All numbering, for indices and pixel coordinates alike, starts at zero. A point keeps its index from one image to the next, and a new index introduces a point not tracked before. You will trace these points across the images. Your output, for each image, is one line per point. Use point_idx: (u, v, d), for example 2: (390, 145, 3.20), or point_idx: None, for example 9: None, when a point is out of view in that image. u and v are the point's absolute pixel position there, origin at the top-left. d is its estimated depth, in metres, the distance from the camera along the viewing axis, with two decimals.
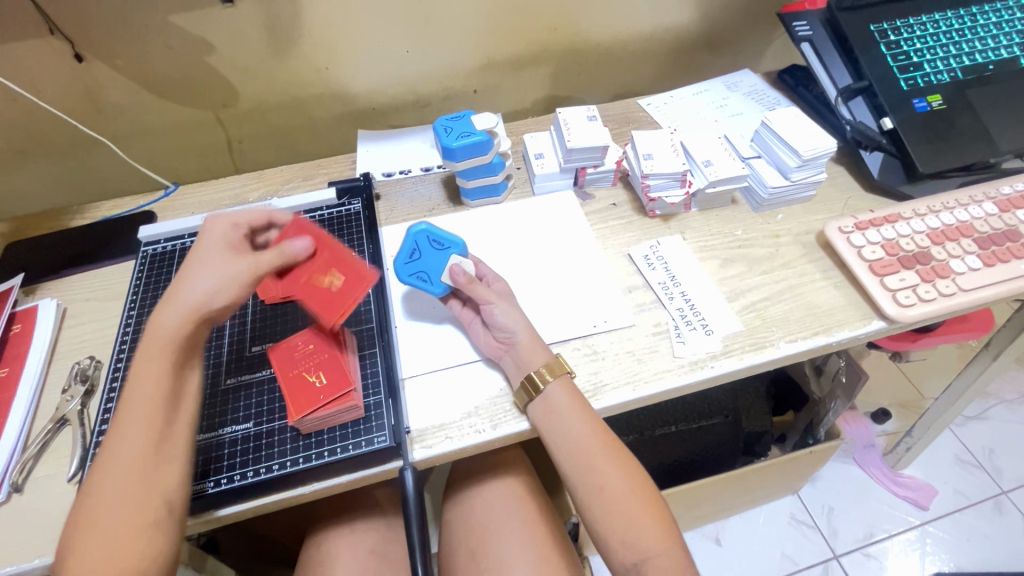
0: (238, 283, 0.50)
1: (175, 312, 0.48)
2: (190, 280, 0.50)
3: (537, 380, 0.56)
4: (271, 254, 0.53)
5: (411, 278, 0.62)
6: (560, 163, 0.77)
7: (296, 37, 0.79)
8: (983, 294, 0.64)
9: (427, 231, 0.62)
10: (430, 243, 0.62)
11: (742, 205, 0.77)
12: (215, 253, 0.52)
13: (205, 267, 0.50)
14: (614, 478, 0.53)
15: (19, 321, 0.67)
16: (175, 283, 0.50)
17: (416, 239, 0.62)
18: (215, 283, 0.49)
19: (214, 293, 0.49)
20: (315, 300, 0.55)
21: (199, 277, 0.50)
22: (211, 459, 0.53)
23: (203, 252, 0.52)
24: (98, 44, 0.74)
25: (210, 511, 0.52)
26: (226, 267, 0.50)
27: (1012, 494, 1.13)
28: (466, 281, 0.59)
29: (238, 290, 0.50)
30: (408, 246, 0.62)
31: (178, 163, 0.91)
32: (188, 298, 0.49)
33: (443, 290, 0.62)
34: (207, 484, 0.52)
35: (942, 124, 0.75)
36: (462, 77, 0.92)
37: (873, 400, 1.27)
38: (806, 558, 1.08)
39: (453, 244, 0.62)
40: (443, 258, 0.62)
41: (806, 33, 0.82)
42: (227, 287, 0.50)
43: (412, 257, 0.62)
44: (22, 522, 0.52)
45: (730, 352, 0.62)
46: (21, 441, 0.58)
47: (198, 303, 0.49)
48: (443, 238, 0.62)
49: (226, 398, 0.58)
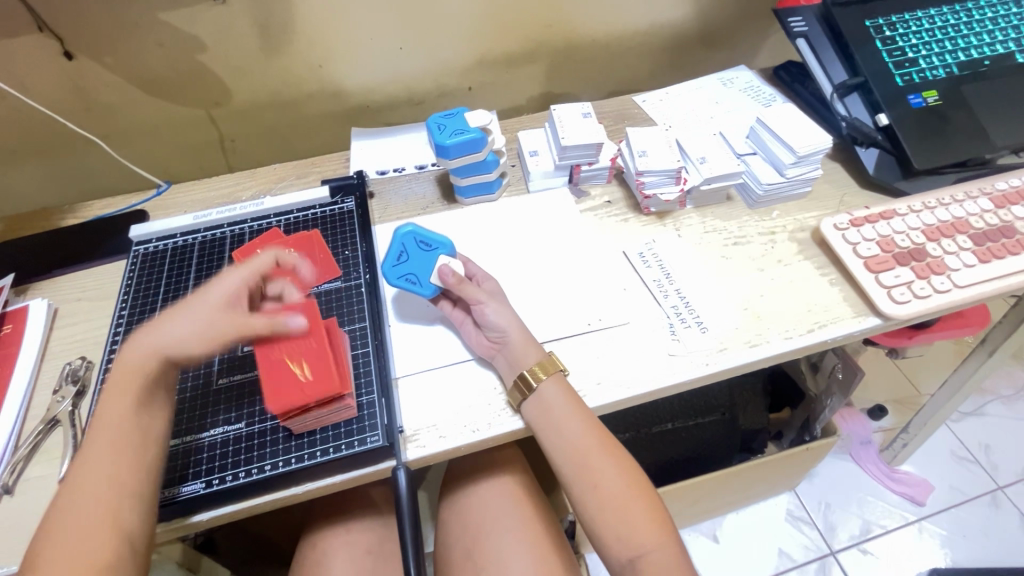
0: (214, 341, 0.49)
1: (149, 347, 0.49)
2: (177, 320, 0.50)
3: (530, 378, 0.55)
4: (263, 321, 0.52)
5: (400, 281, 0.61)
6: (554, 161, 0.77)
7: (289, 35, 0.78)
8: (977, 291, 0.64)
9: (413, 232, 0.62)
10: (417, 244, 0.62)
11: (737, 202, 0.77)
12: (214, 299, 0.51)
13: (193, 313, 0.50)
14: (609, 475, 0.53)
15: (10, 321, 0.67)
16: (165, 316, 0.51)
17: (403, 241, 0.62)
18: (195, 336, 0.49)
19: (190, 341, 0.49)
20: (276, 380, 0.52)
21: (186, 319, 0.50)
22: (184, 466, 0.53)
23: (207, 293, 0.52)
24: (87, 42, 0.73)
25: (185, 516, 0.51)
26: (210, 324, 0.50)
27: (1009, 489, 1.14)
28: (455, 282, 0.59)
29: (210, 348, 0.50)
30: (396, 249, 0.62)
31: (171, 161, 0.91)
32: (167, 336, 0.49)
33: (433, 292, 0.61)
34: (191, 486, 0.51)
35: (938, 120, 0.75)
36: (456, 74, 0.91)
37: (871, 396, 1.27)
38: (803, 554, 1.09)
39: (440, 244, 0.62)
40: (432, 258, 0.61)
41: (801, 29, 0.81)
42: (200, 342, 0.49)
43: (400, 260, 0.62)
44: (14, 523, 0.52)
45: (726, 350, 0.62)
46: (13, 442, 0.57)
47: (170, 348, 0.49)
48: (430, 239, 0.62)
49: (210, 399, 0.57)
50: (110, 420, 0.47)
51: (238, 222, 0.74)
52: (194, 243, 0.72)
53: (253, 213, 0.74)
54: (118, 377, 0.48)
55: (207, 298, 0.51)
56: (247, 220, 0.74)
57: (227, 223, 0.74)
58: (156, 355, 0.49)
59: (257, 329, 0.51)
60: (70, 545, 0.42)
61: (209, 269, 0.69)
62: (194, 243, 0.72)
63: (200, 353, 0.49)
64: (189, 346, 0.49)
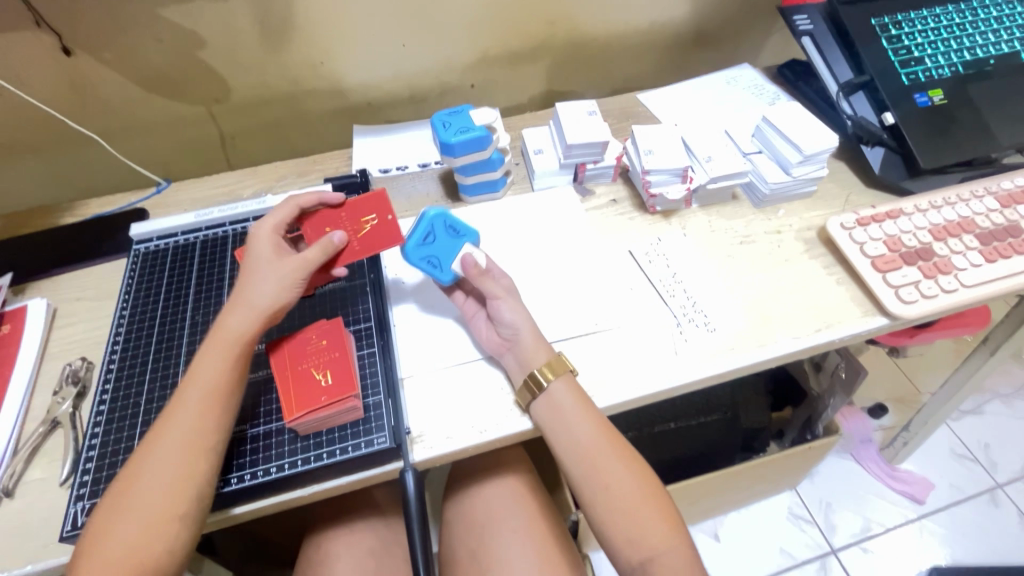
0: (295, 283, 0.54)
1: (245, 314, 0.52)
2: (251, 286, 0.53)
3: (540, 378, 0.55)
4: (316, 250, 0.56)
5: (421, 262, 0.60)
6: (559, 159, 0.76)
7: (290, 31, 0.77)
8: (984, 291, 0.64)
9: (443, 215, 0.62)
10: (446, 228, 0.61)
11: (743, 201, 0.77)
12: (265, 258, 0.55)
13: (259, 276, 0.54)
14: (619, 477, 0.52)
15: (9, 320, 0.66)
16: (238, 290, 0.54)
17: (431, 223, 0.61)
18: (273, 287, 0.53)
19: (270, 297, 0.53)
20: (300, 389, 0.53)
21: (256, 285, 0.53)
22: (237, 453, 0.53)
23: (255, 260, 0.55)
24: (86, 37, 0.72)
25: (229, 506, 0.51)
26: (280, 276, 0.54)
27: (1008, 487, 1.14)
28: (476, 273, 0.59)
29: (295, 290, 0.54)
30: (423, 229, 0.61)
31: (170, 159, 0.90)
32: (247, 305, 0.52)
33: (451, 278, 0.61)
34: (232, 479, 0.51)
35: (943, 119, 0.74)
36: (458, 71, 0.90)
37: (871, 395, 1.27)
38: (804, 552, 1.09)
39: (467, 233, 0.62)
40: (457, 245, 0.61)
41: (807, 27, 0.81)
42: (283, 292, 0.53)
43: (425, 240, 0.61)
44: (14, 526, 0.51)
45: (734, 350, 0.62)
46: (13, 444, 0.57)
47: (264, 309, 0.52)
48: (459, 226, 0.62)
49: (260, 387, 0.57)
50: (204, 380, 0.49)
51: (240, 220, 0.73)
52: (195, 242, 0.72)
53: (256, 211, 0.73)
54: (215, 344, 0.51)
55: (259, 262, 0.55)
56: (250, 219, 0.73)
57: (229, 221, 0.73)
58: (257, 317, 0.52)
59: (316, 260, 0.55)
60: (149, 492, 0.45)
61: (211, 268, 0.68)
62: (196, 242, 0.72)
63: (289, 299, 0.54)
64: (277, 299, 0.53)
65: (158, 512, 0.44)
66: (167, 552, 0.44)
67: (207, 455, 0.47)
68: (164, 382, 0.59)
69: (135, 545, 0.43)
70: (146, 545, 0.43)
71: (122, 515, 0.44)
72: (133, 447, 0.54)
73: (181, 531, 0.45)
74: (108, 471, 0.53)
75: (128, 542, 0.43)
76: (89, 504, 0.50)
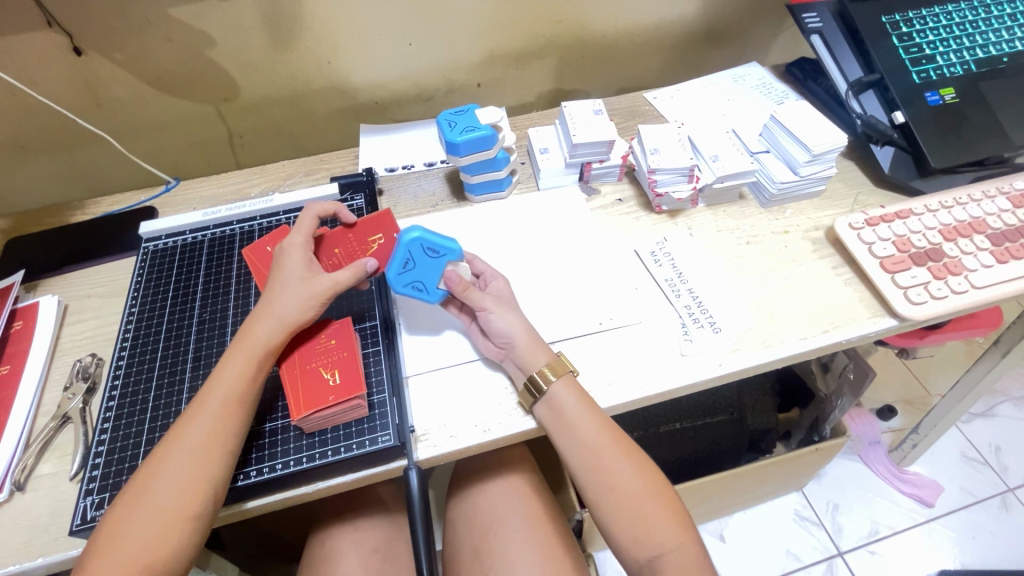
0: (321, 301, 0.54)
1: (273, 326, 0.53)
2: (279, 299, 0.54)
3: (540, 381, 0.55)
4: (347, 274, 0.56)
5: (406, 288, 0.59)
6: (565, 158, 0.76)
7: (298, 30, 0.78)
8: (995, 292, 0.63)
9: (419, 238, 0.57)
10: (424, 251, 0.57)
11: (750, 201, 0.76)
12: (294, 273, 0.55)
13: (289, 289, 0.54)
14: (626, 476, 0.52)
15: (21, 317, 0.67)
16: (266, 300, 0.54)
17: (409, 247, 0.57)
18: (301, 303, 0.54)
19: (296, 314, 0.53)
20: (308, 389, 0.53)
21: (287, 300, 0.54)
22: (252, 448, 0.53)
23: (285, 272, 0.56)
24: (98, 37, 0.73)
25: (240, 501, 0.52)
26: (309, 295, 0.54)
27: (1019, 491, 1.13)
28: (462, 288, 0.57)
29: (321, 307, 0.55)
30: (400, 255, 0.57)
31: (179, 156, 0.91)
32: (275, 317, 0.53)
33: (439, 298, 0.60)
34: (241, 475, 0.52)
35: (954, 118, 0.73)
36: (465, 70, 0.90)
37: (879, 396, 1.26)
38: (810, 555, 1.08)
39: (448, 251, 0.58)
40: (438, 266, 0.58)
41: (816, 25, 0.80)
42: (309, 310, 0.54)
43: (405, 267, 0.58)
44: (24, 519, 0.52)
45: (741, 350, 0.61)
46: (24, 439, 0.57)
47: (291, 322, 0.53)
48: (438, 246, 0.57)
49: (273, 384, 0.58)
50: (226, 384, 0.50)
51: (247, 219, 0.74)
52: (204, 241, 0.72)
53: (262, 210, 0.74)
54: (240, 351, 0.52)
55: (289, 275, 0.55)
56: (256, 218, 0.74)
57: (236, 220, 0.74)
58: (284, 331, 0.53)
59: (342, 284, 0.55)
60: (165, 494, 0.45)
61: (219, 267, 0.69)
62: (204, 240, 0.72)
63: (313, 315, 0.54)
64: (303, 316, 0.54)
65: (172, 514, 0.45)
66: (178, 553, 0.44)
67: (222, 457, 0.48)
68: (172, 381, 0.59)
69: (148, 545, 0.44)
70: (156, 547, 0.44)
71: (136, 515, 0.45)
72: (141, 444, 0.55)
73: (191, 534, 0.45)
74: (116, 465, 0.53)
75: (139, 541, 0.44)
76: (98, 498, 0.51)
